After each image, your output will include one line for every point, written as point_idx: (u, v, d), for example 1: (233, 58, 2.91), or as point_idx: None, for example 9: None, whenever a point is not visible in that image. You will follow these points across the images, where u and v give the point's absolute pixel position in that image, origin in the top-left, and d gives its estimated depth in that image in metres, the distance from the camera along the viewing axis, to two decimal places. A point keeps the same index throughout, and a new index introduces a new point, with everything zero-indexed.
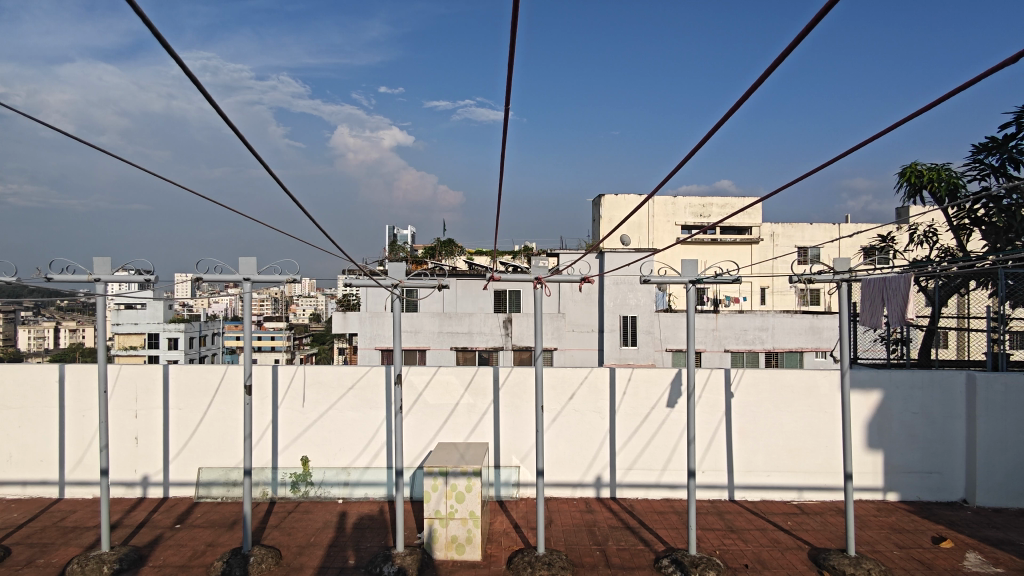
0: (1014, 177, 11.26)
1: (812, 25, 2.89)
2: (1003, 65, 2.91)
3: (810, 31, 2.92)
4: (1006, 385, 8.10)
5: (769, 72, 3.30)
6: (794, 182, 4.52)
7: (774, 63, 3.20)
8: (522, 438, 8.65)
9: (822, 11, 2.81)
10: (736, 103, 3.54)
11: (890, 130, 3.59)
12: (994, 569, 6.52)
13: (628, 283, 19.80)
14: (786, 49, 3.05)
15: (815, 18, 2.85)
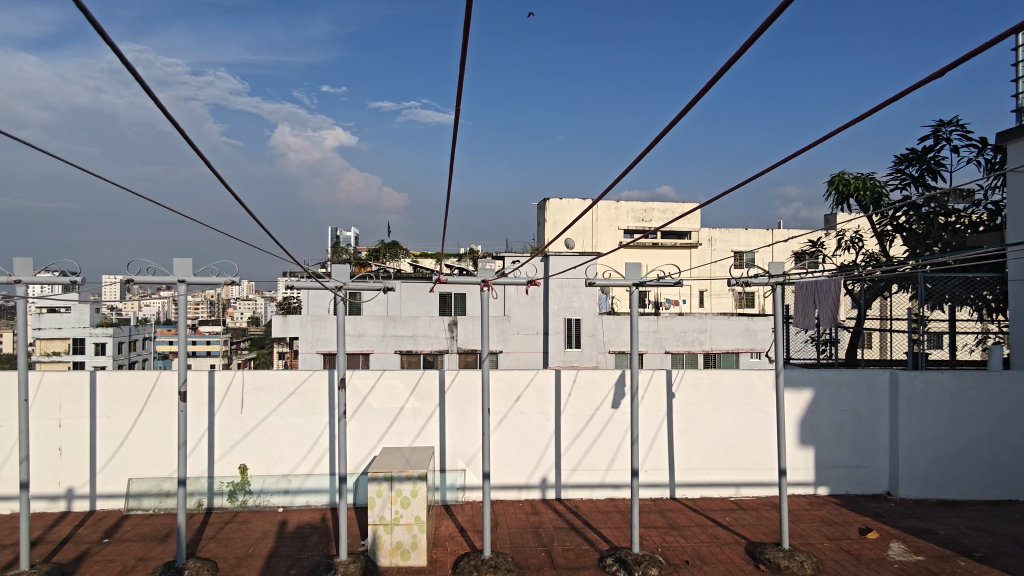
0: (933, 187, 11.99)
1: (757, 36, 2.95)
2: (926, 81, 3.10)
3: (753, 42, 2.99)
4: (925, 383, 8.64)
5: (714, 80, 3.37)
6: (739, 186, 4.63)
7: (720, 70, 3.25)
8: (468, 441, 8.63)
9: (765, 23, 2.87)
10: (685, 108, 3.58)
11: (828, 138, 3.76)
12: (916, 557, 6.90)
13: (572, 287, 20.08)
14: (732, 56, 3.11)
15: (759, 28, 2.91)
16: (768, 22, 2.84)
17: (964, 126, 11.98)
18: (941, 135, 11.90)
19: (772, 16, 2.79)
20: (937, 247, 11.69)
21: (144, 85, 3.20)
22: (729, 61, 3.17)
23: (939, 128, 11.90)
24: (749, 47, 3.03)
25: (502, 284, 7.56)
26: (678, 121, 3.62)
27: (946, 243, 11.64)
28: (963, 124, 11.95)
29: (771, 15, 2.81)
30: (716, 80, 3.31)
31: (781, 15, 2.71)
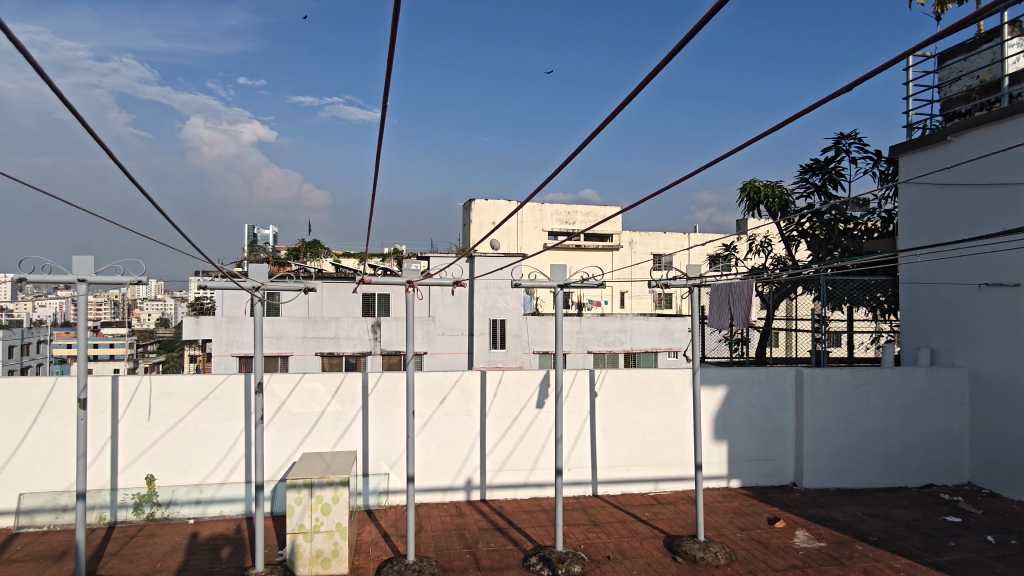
0: (833, 195, 12.82)
1: (681, 46, 2.97)
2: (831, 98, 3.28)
3: (677, 52, 3.00)
4: (827, 379, 9.22)
5: (642, 87, 3.37)
6: (664, 188, 4.72)
7: (645, 78, 3.26)
8: (392, 444, 8.49)
9: (689, 34, 2.87)
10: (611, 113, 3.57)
11: (746, 146, 3.91)
12: (818, 543, 7.33)
13: (497, 288, 20.19)
14: (657, 64, 3.12)
15: (683, 38, 2.92)
16: (692, 34, 2.85)
17: (861, 139, 12.87)
18: (842, 147, 12.74)
19: (696, 28, 2.80)
20: (837, 252, 12.50)
21: (38, 69, 2.95)
22: (655, 69, 3.17)
23: (840, 141, 12.73)
24: (672, 58, 3.06)
25: (428, 284, 7.45)
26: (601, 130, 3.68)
27: (845, 248, 12.44)
28: (860, 137, 12.83)
29: (690, 33, 2.90)
30: (640, 87, 3.33)
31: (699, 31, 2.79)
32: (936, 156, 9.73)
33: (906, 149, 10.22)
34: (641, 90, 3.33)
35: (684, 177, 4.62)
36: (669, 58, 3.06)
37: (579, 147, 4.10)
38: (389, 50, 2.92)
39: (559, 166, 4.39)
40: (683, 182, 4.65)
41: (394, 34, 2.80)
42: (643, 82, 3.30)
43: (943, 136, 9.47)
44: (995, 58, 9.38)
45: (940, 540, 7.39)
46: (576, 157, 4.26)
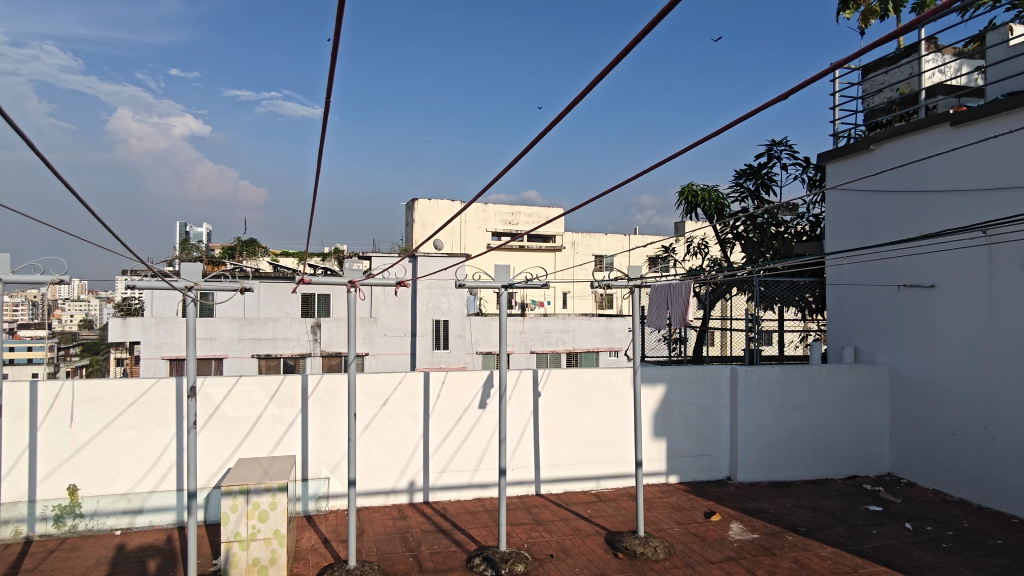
0: (766, 200, 13.33)
1: (629, 49, 2.99)
2: (771, 103, 3.38)
3: (625, 56, 3.02)
4: (759, 376, 9.59)
5: (588, 90, 3.40)
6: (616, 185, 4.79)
7: (593, 80, 3.27)
8: (333, 448, 8.31)
9: (636, 38, 2.89)
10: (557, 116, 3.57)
11: (691, 148, 3.98)
12: (751, 535, 7.61)
13: (440, 288, 20.20)
14: (605, 66, 3.13)
15: (630, 43, 2.94)
16: (638, 39, 2.87)
17: (792, 147, 13.44)
18: (774, 154, 13.27)
19: (643, 32, 2.82)
20: (769, 254, 13.03)
21: None
22: (602, 73, 3.19)
23: (772, 148, 13.26)
24: (619, 61, 3.08)
25: (371, 284, 7.32)
26: (550, 130, 3.69)
27: (776, 250, 12.99)
28: (791, 144, 13.39)
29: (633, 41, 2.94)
30: (588, 91, 3.34)
31: (646, 36, 2.82)
32: (860, 164, 10.24)
33: (832, 157, 10.71)
34: (589, 93, 3.35)
35: (629, 178, 4.70)
36: (616, 61, 3.08)
37: (524, 149, 4.10)
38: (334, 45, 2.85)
39: (510, 163, 4.35)
40: (630, 182, 4.73)
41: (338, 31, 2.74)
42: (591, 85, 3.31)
43: (866, 144, 9.98)
44: (913, 72, 9.94)
45: (863, 528, 7.79)
46: (526, 155, 4.25)
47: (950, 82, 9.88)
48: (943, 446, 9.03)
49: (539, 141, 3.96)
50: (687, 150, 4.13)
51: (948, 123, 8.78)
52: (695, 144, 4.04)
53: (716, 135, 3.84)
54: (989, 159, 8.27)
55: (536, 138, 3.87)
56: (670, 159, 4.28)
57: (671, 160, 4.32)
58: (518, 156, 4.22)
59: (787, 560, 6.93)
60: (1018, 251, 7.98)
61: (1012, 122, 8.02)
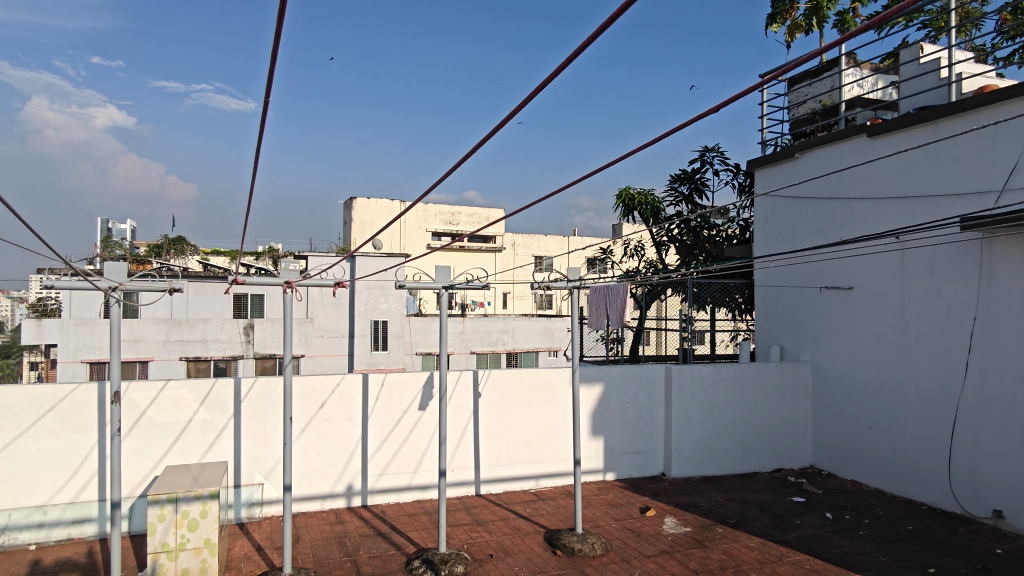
0: (698, 205, 13.79)
1: (571, 59, 2.88)
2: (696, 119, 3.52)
3: (566, 68, 2.93)
4: (692, 375, 9.92)
5: (521, 108, 3.43)
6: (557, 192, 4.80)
7: (530, 93, 3.20)
8: (267, 453, 8.09)
9: (577, 50, 2.80)
10: (494, 128, 3.57)
11: (627, 156, 4.05)
12: (684, 528, 7.87)
13: (379, 288, 20.56)
14: (547, 77, 3.02)
15: (569, 56, 2.87)
16: (565, 64, 2.91)
17: (723, 153, 13.97)
18: (706, 160, 13.75)
19: (593, 36, 2.69)
20: (701, 257, 13.51)
21: None
22: (531, 96, 3.19)
23: (705, 154, 13.75)
24: (560, 74, 3.01)
25: (308, 284, 7.07)
26: (484, 144, 3.70)
27: (708, 253, 13.48)
28: (722, 151, 13.91)
29: (561, 66, 2.98)
30: (527, 102, 3.23)
31: (576, 58, 2.82)
32: (786, 171, 10.73)
33: (760, 164, 11.18)
34: (529, 104, 3.27)
35: (570, 183, 4.73)
36: (556, 75, 3.02)
37: (456, 161, 4.03)
38: (270, 59, 2.74)
39: (445, 174, 4.29)
40: (573, 187, 4.77)
41: (274, 53, 2.68)
42: (530, 97, 3.20)
43: (791, 152, 10.47)
44: (834, 85, 10.48)
45: (788, 519, 8.18)
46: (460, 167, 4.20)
47: (867, 96, 10.46)
48: (860, 439, 9.57)
49: (471, 155, 3.88)
50: (616, 162, 4.13)
51: (865, 135, 9.32)
52: (623, 158, 4.05)
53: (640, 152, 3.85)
54: (902, 169, 8.83)
55: (472, 149, 3.86)
56: (602, 171, 4.29)
57: (601, 171, 4.32)
58: (452, 169, 4.14)
59: (717, 551, 7.19)
60: (927, 255, 8.55)
61: (921, 135, 8.59)
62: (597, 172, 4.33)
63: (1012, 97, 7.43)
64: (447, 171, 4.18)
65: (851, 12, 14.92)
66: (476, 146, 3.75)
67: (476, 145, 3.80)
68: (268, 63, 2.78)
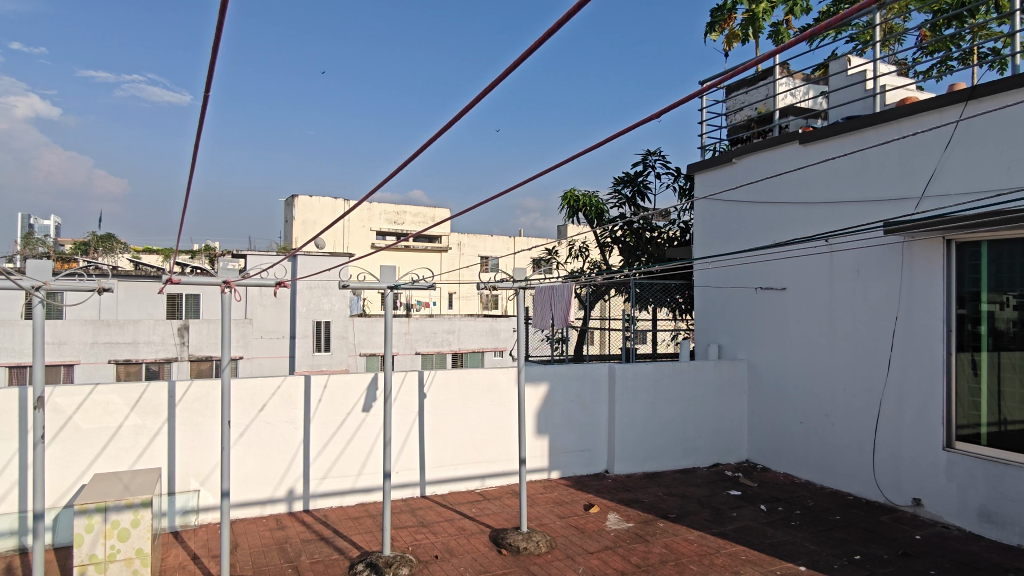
0: (641, 207, 14.10)
1: (528, 55, 2.84)
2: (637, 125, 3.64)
3: (517, 67, 2.90)
4: (635, 373, 10.13)
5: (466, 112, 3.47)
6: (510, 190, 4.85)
7: (478, 97, 3.22)
8: (204, 458, 7.83)
9: (531, 47, 2.79)
10: (440, 131, 3.59)
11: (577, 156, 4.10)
12: (627, 524, 8.03)
13: (322, 288, 21.75)
14: (498, 75, 2.96)
15: (518, 60, 2.90)
16: (510, 70, 2.96)
17: (664, 157, 14.33)
18: (648, 163, 14.08)
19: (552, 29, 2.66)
20: (644, 258, 13.83)
21: None
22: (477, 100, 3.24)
23: (647, 157, 14.08)
24: (504, 79, 2.99)
25: (247, 284, 6.84)
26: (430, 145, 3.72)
27: (650, 254, 13.81)
28: (663, 154, 14.27)
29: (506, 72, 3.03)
30: (478, 100, 3.21)
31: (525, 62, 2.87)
32: (724, 175, 11.09)
33: (700, 168, 11.53)
34: (475, 105, 3.27)
35: (529, 179, 4.88)
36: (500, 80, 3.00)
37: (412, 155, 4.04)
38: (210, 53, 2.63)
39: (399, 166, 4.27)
40: (526, 185, 4.81)
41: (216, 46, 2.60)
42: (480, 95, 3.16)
43: (729, 157, 10.83)
44: (768, 94, 10.90)
45: (726, 512, 8.46)
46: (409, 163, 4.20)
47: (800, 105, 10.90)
48: (792, 433, 9.98)
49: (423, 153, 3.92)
50: (581, 155, 4.26)
51: (797, 142, 9.74)
52: (584, 150, 4.20)
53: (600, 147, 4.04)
54: (832, 175, 9.25)
55: (421, 148, 3.87)
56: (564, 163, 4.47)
57: (549, 172, 4.41)
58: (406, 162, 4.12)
59: (658, 546, 7.37)
60: (854, 257, 8.99)
61: (848, 143, 9.04)
62: (559, 165, 4.52)
63: (931, 109, 7.90)
64: (403, 163, 4.23)
65: (784, 24, 15.56)
66: (426, 144, 3.76)
67: (423, 145, 3.81)
68: (209, 59, 2.69)
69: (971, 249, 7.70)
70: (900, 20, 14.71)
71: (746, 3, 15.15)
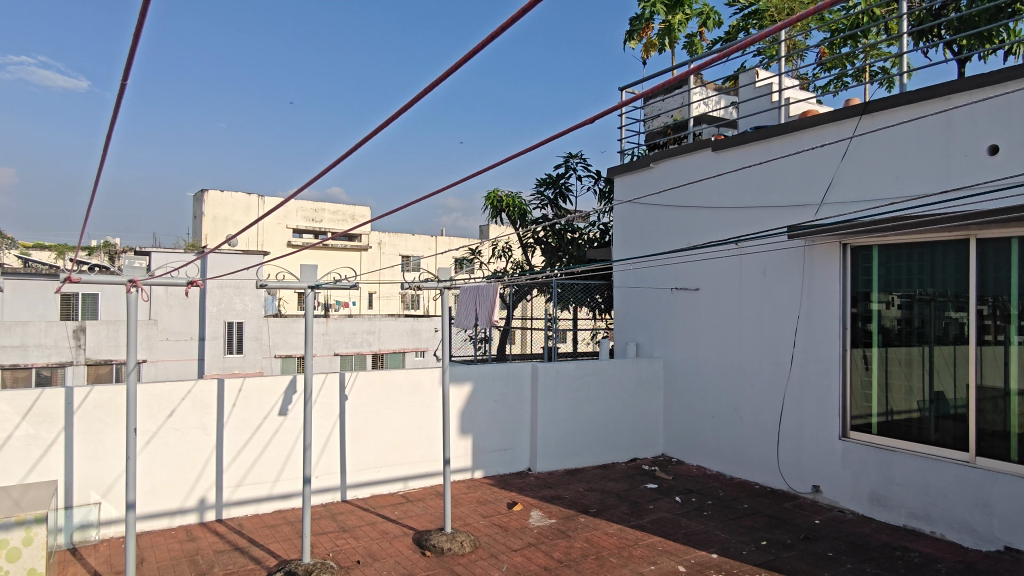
0: (562, 208, 14.36)
1: (477, 52, 2.89)
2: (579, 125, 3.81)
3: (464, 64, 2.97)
4: (557, 372, 10.31)
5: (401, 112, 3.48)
6: (455, 184, 4.88)
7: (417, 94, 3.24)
8: (107, 468, 7.36)
9: (476, 47, 2.87)
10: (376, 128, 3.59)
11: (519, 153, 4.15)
12: (549, 520, 8.17)
13: (234, 287, 21.14)
14: (441, 74, 3.03)
15: (465, 56, 2.96)
16: (453, 69, 3.02)
17: (585, 159, 14.68)
18: (570, 166, 14.36)
19: (501, 29, 2.73)
20: (565, 258, 14.10)
21: None
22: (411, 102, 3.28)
23: (569, 160, 14.35)
24: (450, 76, 3.04)
25: (154, 284, 6.44)
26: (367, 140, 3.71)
27: (571, 254, 14.10)
28: (584, 157, 14.62)
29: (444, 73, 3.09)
30: (419, 98, 3.22)
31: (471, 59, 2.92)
32: (642, 179, 11.48)
33: (619, 172, 11.88)
34: (414, 104, 3.31)
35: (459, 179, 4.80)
36: (442, 79, 3.07)
37: (347, 151, 3.96)
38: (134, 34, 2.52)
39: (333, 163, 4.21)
40: (467, 181, 4.84)
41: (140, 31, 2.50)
42: (425, 91, 3.17)
43: (647, 162, 11.22)
44: (683, 102, 11.37)
45: (643, 505, 8.77)
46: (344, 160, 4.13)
47: (712, 114, 11.43)
48: (704, 427, 10.46)
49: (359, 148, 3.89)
50: (513, 156, 4.34)
51: (710, 149, 10.20)
52: (521, 151, 4.24)
53: (537, 147, 4.11)
54: (742, 182, 9.75)
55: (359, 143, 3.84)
56: (500, 164, 4.51)
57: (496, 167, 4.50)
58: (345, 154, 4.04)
59: (580, 540, 7.55)
60: (761, 260, 9.52)
61: (756, 152, 9.56)
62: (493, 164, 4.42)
63: (829, 122, 8.48)
64: (334, 163, 4.16)
65: (697, 36, 16.26)
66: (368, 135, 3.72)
67: (358, 142, 3.79)
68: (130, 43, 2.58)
69: (863, 253, 8.33)
70: (802, 37, 15.68)
71: (663, 14, 15.71)
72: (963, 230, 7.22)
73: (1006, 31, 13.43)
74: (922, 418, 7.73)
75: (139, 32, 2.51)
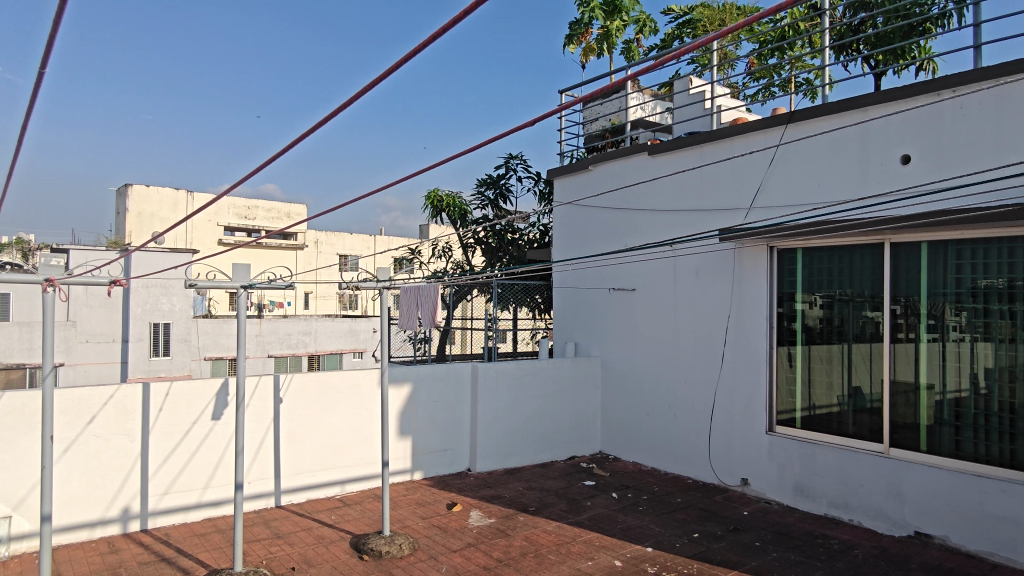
0: (502, 209, 14.42)
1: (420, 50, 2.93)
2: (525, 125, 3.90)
3: (409, 61, 2.99)
4: (497, 372, 10.35)
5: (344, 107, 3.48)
6: (415, 176, 4.87)
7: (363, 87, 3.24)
8: (19, 479, 6.92)
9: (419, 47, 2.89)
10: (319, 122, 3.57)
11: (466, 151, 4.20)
12: (488, 520, 8.20)
13: (160, 287, 20.25)
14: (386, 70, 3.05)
15: (409, 54, 2.98)
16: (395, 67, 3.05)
17: (525, 161, 14.80)
18: (510, 167, 14.44)
19: (443, 29, 2.76)
20: (505, 259, 14.17)
21: None
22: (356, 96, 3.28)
23: (509, 161, 14.43)
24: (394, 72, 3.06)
25: (74, 284, 6.08)
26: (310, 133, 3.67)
27: (511, 255, 14.17)
28: (524, 159, 14.73)
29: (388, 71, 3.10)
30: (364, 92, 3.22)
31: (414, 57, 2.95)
32: (581, 181, 11.65)
33: (559, 174, 12.02)
34: (361, 97, 3.29)
35: (421, 171, 4.81)
36: (391, 71, 3.08)
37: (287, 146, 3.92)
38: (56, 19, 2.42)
39: (270, 159, 4.13)
40: (420, 174, 4.84)
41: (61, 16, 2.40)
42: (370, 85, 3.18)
43: (585, 165, 11.40)
44: (621, 107, 11.61)
45: (581, 501, 8.92)
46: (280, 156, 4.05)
47: (648, 118, 11.73)
48: (640, 424, 10.71)
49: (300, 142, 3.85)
50: (462, 153, 4.40)
51: (646, 153, 10.44)
52: (473, 149, 4.31)
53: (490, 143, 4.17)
54: (676, 186, 10.04)
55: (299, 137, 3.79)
56: (449, 161, 4.55)
57: (449, 162, 4.53)
58: (283, 149, 3.96)
59: (518, 538, 7.61)
60: (694, 261, 9.82)
61: (690, 157, 9.85)
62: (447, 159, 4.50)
63: (758, 129, 8.83)
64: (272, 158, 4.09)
65: (634, 42, 16.63)
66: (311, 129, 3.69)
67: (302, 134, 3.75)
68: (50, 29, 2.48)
69: (789, 255, 8.73)
70: (733, 47, 16.33)
71: (600, 20, 16.03)
72: (878, 235, 7.66)
73: (918, 49, 14.35)
74: (841, 412, 8.16)
75: (60, 17, 2.41)
